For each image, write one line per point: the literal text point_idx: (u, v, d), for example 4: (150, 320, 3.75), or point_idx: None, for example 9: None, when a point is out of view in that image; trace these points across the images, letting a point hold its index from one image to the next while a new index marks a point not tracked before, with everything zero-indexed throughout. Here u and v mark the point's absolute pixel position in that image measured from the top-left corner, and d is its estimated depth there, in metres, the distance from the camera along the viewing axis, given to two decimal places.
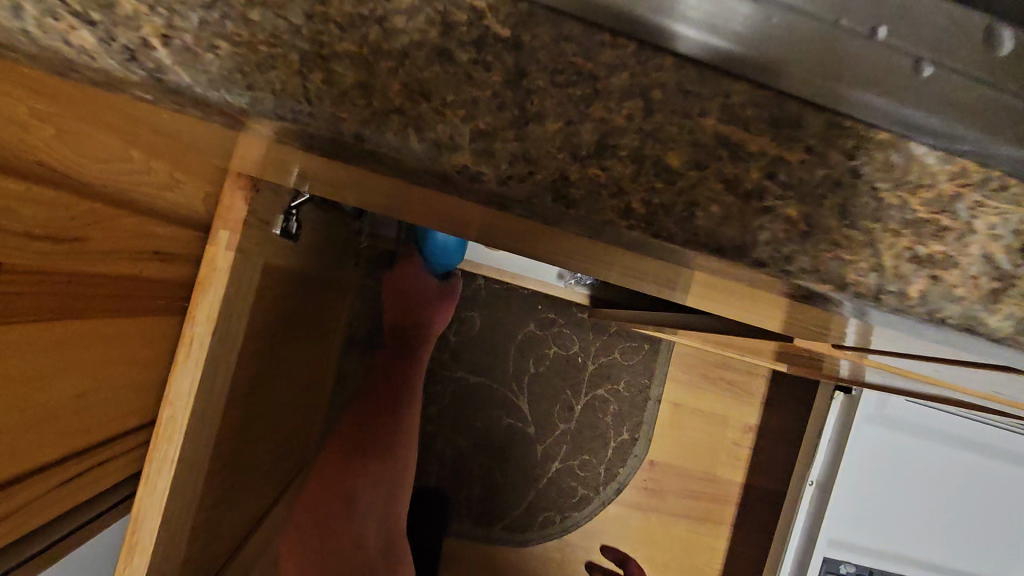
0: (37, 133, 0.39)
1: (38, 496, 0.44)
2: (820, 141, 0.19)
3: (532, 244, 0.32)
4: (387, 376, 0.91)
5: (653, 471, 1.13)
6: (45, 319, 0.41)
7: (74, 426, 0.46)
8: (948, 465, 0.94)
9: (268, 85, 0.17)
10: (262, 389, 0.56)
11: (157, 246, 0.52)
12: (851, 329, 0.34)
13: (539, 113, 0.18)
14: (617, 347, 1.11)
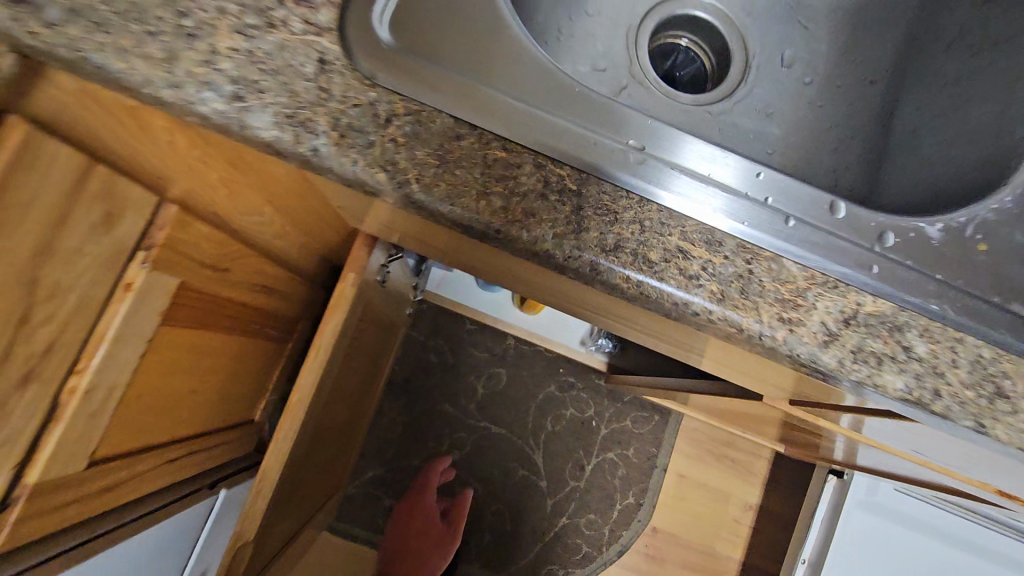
0: (216, 193, 0.55)
1: (150, 430, 0.62)
2: (740, 266, 0.29)
3: (566, 299, 0.47)
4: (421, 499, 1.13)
5: (656, 538, 1.19)
6: (190, 313, 0.61)
7: (181, 386, 0.66)
8: (924, 554, 1.01)
9: (425, 190, 0.28)
10: (329, 399, 0.73)
11: (258, 276, 0.74)
12: (787, 382, 0.48)
13: (582, 228, 0.29)
14: (629, 416, 1.21)
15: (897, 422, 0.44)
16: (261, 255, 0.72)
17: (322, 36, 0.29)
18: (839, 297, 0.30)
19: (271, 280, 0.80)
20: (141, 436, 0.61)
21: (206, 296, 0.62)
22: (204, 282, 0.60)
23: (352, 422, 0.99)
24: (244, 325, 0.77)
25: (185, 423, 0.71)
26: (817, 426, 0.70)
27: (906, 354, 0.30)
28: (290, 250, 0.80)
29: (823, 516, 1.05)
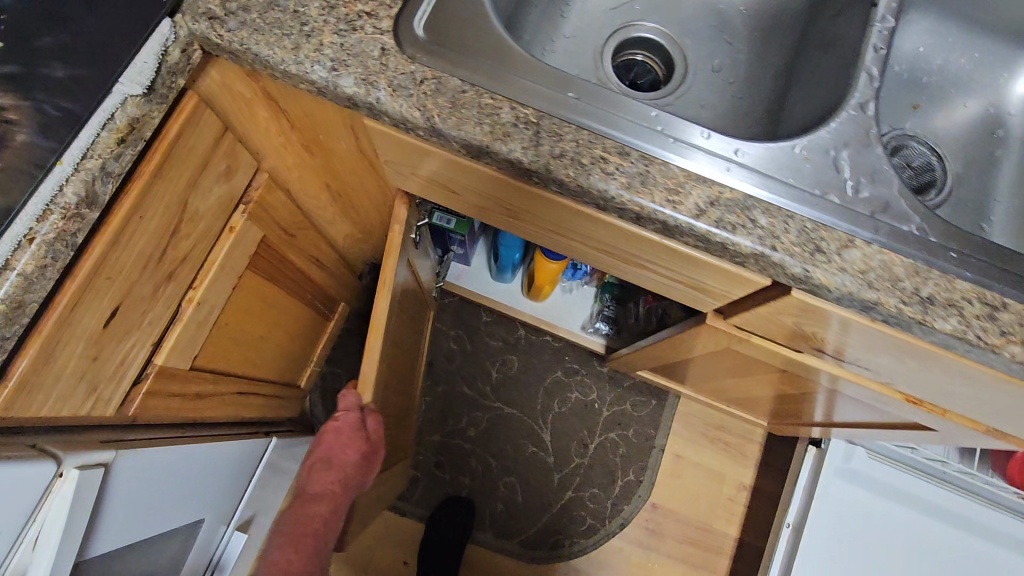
0: (292, 172, 0.75)
1: (231, 358, 0.80)
2: (639, 167, 0.46)
3: (546, 232, 0.64)
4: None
5: (655, 514, 1.29)
6: (266, 265, 0.79)
7: (256, 329, 0.84)
8: (897, 522, 1.09)
9: (442, 122, 0.46)
10: (392, 345, 0.89)
11: (314, 251, 0.94)
12: (713, 298, 0.63)
13: (539, 143, 0.46)
14: (628, 400, 1.35)
15: (795, 318, 0.56)
16: (318, 234, 0.92)
17: (382, 35, 0.48)
18: (706, 187, 0.47)
19: (323, 258, 0.99)
20: (225, 361, 0.78)
21: (279, 255, 0.81)
22: (279, 242, 0.80)
23: (409, 389, 1.14)
24: (301, 292, 0.95)
25: (254, 364, 0.88)
26: (769, 368, 0.84)
27: (753, 224, 0.46)
28: (338, 234, 1.00)
29: (805, 483, 1.12)
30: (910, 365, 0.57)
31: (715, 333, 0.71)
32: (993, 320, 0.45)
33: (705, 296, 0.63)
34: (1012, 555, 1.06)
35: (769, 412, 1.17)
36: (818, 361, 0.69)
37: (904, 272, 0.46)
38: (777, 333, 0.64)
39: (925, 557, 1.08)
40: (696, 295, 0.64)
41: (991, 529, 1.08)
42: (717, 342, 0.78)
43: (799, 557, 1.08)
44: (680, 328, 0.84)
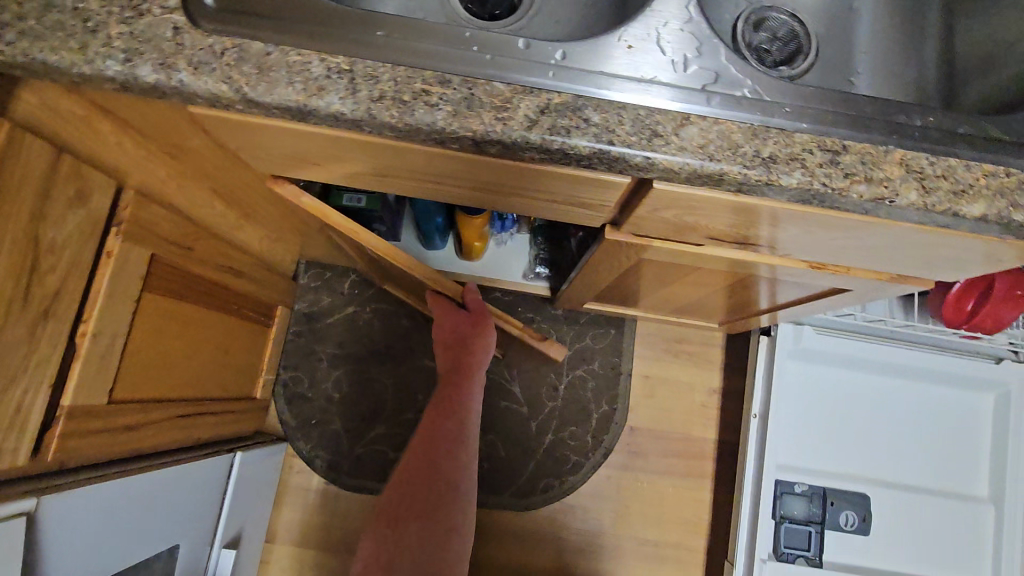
0: (168, 184, 0.73)
1: (160, 383, 0.79)
2: (463, 92, 0.46)
3: (421, 182, 0.64)
4: (412, 484, 0.81)
5: (635, 436, 1.33)
6: (168, 283, 0.78)
7: (180, 349, 0.83)
8: (847, 385, 1.19)
9: (250, 90, 0.45)
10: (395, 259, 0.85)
11: (225, 260, 0.92)
12: (596, 211, 0.63)
13: (354, 90, 0.45)
14: (587, 335, 1.37)
15: (673, 209, 0.57)
16: (222, 241, 0.90)
17: (171, 14, 0.46)
18: (532, 98, 0.46)
19: (239, 263, 0.97)
20: (153, 387, 0.78)
21: (180, 272, 0.80)
22: (176, 258, 0.78)
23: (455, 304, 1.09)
24: (223, 303, 0.94)
25: (189, 384, 0.87)
26: (689, 269, 0.85)
27: (586, 123, 0.46)
28: (248, 237, 0.98)
29: (763, 372, 1.16)
30: (792, 230, 0.58)
31: (620, 245, 0.72)
32: (834, 165, 0.46)
33: (589, 211, 0.64)
34: (932, 388, 1.21)
35: (717, 313, 1.20)
36: (719, 250, 0.71)
37: (743, 137, 0.46)
38: (670, 231, 0.65)
39: (874, 409, 1.19)
40: (582, 211, 0.64)
41: (930, 369, 1.17)
42: (628, 255, 0.79)
43: (767, 443, 1.13)
44: (595, 252, 0.84)
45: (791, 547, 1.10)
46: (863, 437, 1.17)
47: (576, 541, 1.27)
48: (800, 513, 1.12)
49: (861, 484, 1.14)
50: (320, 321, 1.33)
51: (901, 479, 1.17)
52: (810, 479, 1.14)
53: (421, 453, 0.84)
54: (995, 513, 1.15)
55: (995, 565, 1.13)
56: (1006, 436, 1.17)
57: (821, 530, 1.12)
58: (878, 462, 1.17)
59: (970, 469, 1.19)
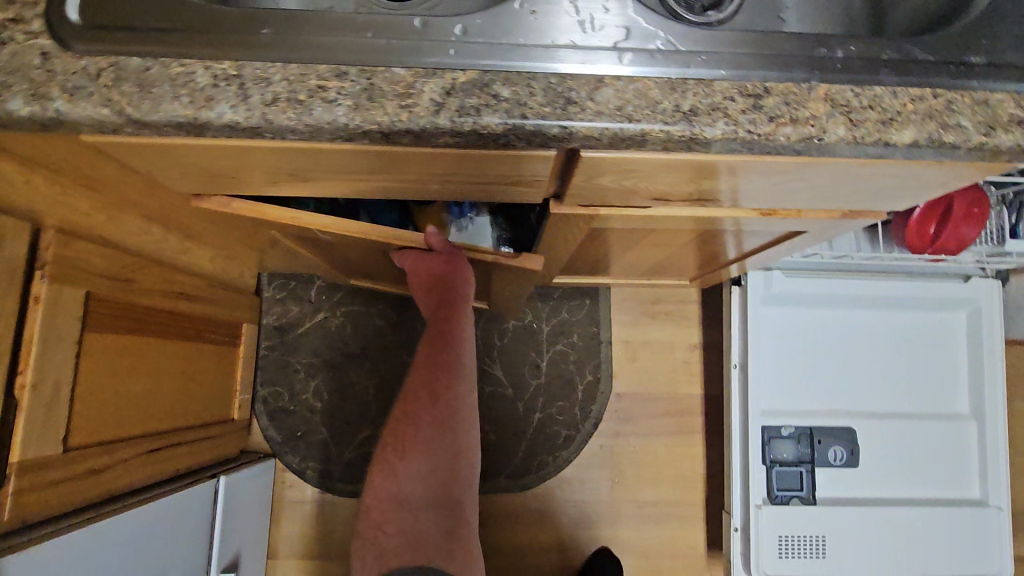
0: (94, 219, 0.70)
1: (124, 422, 0.77)
2: (361, 82, 0.43)
3: (351, 183, 0.61)
4: (412, 424, 0.75)
5: (623, 402, 1.33)
6: (114, 320, 0.75)
7: (140, 384, 0.80)
8: (823, 323, 1.19)
9: (133, 109, 0.42)
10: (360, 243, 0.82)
11: (174, 287, 0.89)
12: (534, 189, 0.62)
13: (245, 96, 0.42)
14: (563, 308, 1.36)
15: (608, 175, 0.55)
16: (167, 268, 0.87)
17: (37, 39, 0.43)
18: (435, 80, 0.43)
19: (191, 287, 0.94)
20: (116, 427, 0.75)
21: (125, 306, 0.77)
22: (117, 293, 0.75)
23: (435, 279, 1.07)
24: (180, 331, 0.91)
25: (156, 418, 0.85)
26: (647, 231, 0.84)
27: (496, 99, 0.43)
28: (197, 259, 0.95)
29: (738, 322, 1.16)
30: (732, 181, 0.57)
31: (569, 217, 0.70)
32: (757, 109, 0.44)
33: (528, 190, 0.62)
34: (908, 313, 1.21)
35: (687, 269, 1.20)
36: (668, 211, 0.69)
37: (661, 92, 0.44)
38: (614, 198, 0.63)
39: (852, 343, 1.19)
40: (520, 191, 0.62)
41: (901, 297, 1.18)
42: (580, 228, 0.77)
43: (750, 390, 1.14)
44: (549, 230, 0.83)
45: (785, 489, 1.12)
46: (844, 372, 1.18)
47: (577, 512, 1.28)
48: (790, 454, 1.13)
49: (845, 418, 1.16)
50: (292, 333, 1.31)
51: (885, 407, 1.18)
52: (796, 420, 1.15)
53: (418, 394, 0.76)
54: (978, 427, 1.17)
55: (983, 477, 1.16)
56: (982, 351, 1.18)
57: (812, 468, 1.14)
58: (860, 394, 1.18)
59: (950, 387, 1.20)
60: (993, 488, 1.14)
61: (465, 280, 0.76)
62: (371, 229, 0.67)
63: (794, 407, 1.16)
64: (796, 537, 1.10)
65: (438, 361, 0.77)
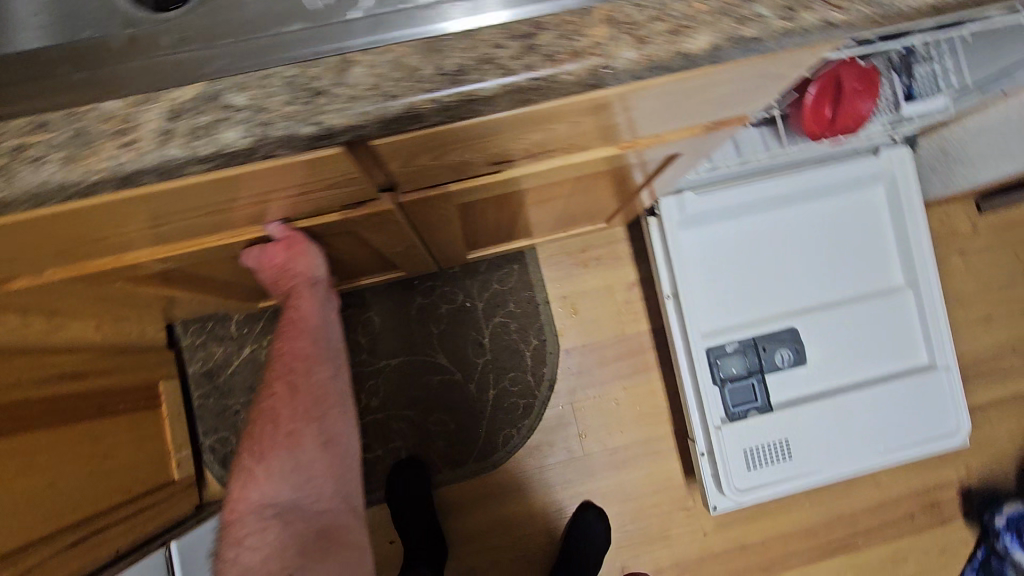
0: None
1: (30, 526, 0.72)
2: (68, 129, 0.37)
3: (162, 233, 0.56)
4: (271, 423, 0.72)
5: (574, 356, 1.31)
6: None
7: (41, 482, 0.75)
8: (746, 232, 1.17)
9: None
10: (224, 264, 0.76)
11: (54, 371, 0.83)
12: (363, 190, 0.56)
13: None
14: (493, 280, 1.33)
15: (421, 155, 0.50)
16: (40, 352, 0.81)
17: None
18: (155, 106, 0.37)
19: (77, 367, 0.88)
20: (22, 535, 0.71)
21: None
22: None
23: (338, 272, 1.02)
24: (78, 413, 0.86)
25: (71, 509, 0.80)
26: (524, 193, 0.79)
27: (230, 109, 0.38)
28: (82, 334, 0.89)
29: (661, 251, 1.14)
30: (559, 128, 0.52)
31: (422, 201, 0.65)
32: (531, 51, 0.39)
33: (356, 191, 0.57)
34: (827, 200, 1.19)
35: (600, 211, 1.16)
36: (524, 171, 0.64)
37: (419, 57, 0.39)
38: (454, 174, 0.58)
39: (778, 244, 1.17)
40: (349, 192, 0.57)
41: (814, 188, 1.16)
42: (448, 208, 0.72)
43: (687, 316, 1.12)
44: (424, 222, 0.77)
45: (740, 403, 1.13)
46: (776, 275, 1.17)
47: (553, 474, 1.28)
48: (738, 369, 1.13)
49: (785, 320, 1.16)
50: (222, 375, 1.26)
51: (823, 299, 1.18)
52: (738, 335, 1.14)
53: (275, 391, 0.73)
54: (915, 295, 1.18)
55: (928, 341, 1.17)
56: (905, 219, 1.18)
57: (763, 377, 1.14)
58: (795, 293, 1.17)
59: (882, 263, 1.20)
60: (938, 349, 1.16)
61: (312, 266, 0.73)
62: (215, 240, 0.62)
63: (734, 323, 1.15)
64: (761, 447, 1.11)
65: (295, 353, 0.74)
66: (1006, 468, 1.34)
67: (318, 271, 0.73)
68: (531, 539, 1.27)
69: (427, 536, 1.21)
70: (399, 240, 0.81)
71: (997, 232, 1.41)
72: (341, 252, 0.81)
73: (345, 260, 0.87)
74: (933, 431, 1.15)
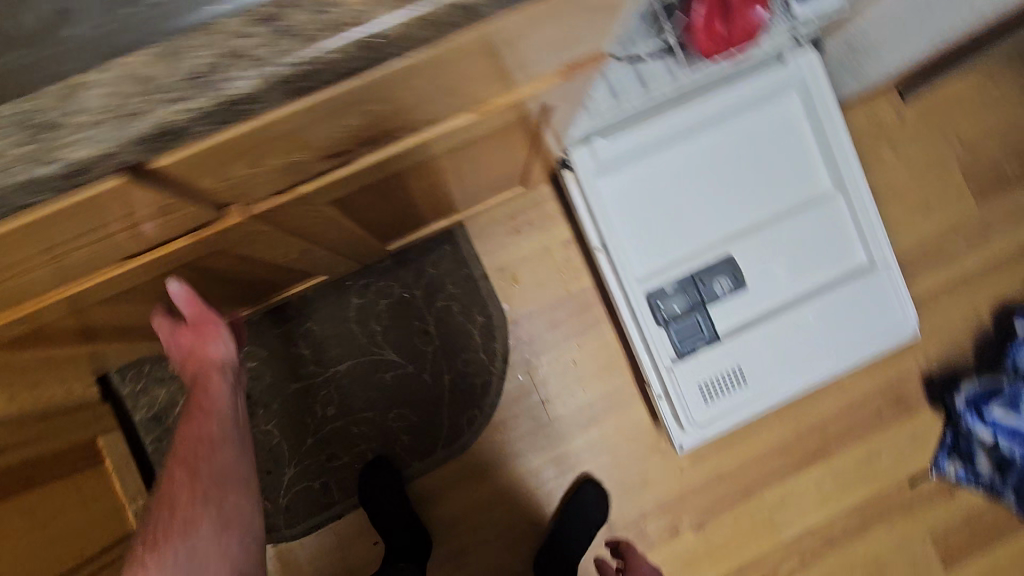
0: None
1: None
2: None
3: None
4: (168, 510, 0.64)
5: (522, 326, 1.30)
6: None
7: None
8: (666, 167, 1.13)
9: None
10: (103, 309, 0.72)
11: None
12: (199, 211, 0.53)
13: None
14: (427, 265, 1.29)
15: (233, 167, 0.46)
16: None
17: None
18: None
19: (14, 440, 0.86)
20: None
21: None
22: None
23: (251, 291, 0.98)
24: (18, 488, 0.83)
25: None
26: (404, 178, 0.75)
27: None
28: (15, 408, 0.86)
29: (582, 205, 1.10)
30: (380, 110, 0.48)
31: (280, 211, 0.61)
32: (282, 33, 0.35)
33: (191, 216, 0.53)
34: (743, 119, 1.16)
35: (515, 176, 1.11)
36: (380, 158, 0.60)
37: (155, 64, 0.34)
38: (295, 177, 0.54)
39: (700, 174, 1.14)
40: (183, 219, 0.53)
41: (726, 108, 1.12)
42: (320, 212, 0.68)
43: (620, 265, 1.10)
44: (306, 230, 0.73)
45: (688, 341, 1.12)
46: (703, 205, 1.14)
47: (523, 445, 1.28)
48: (680, 307, 1.12)
49: (719, 249, 1.14)
50: (170, 416, 1.22)
51: (755, 219, 1.16)
52: (674, 274, 1.12)
53: (175, 476, 0.66)
54: (845, 197, 1.16)
55: (865, 241, 1.16)
56: (824, 123, 1.14)
57: (706, 309, 1.13)
58: (725, 220, 1.15)
59: (808, 171, 1.18)
60: (875, 247, 1.15)
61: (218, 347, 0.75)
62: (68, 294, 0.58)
63: (669, 263, 1.13)
64: (714, 378, 1.11)
65: (200, 431, 0.68)
66: (964, 349, 1.35)
67: (223, 354, 0.75)
68: (513, 512, 1.28)
69: (408, 530, 1.21)
70: (286, 250, 0.77)
71: (924, 117, 1.38)
72: (229, 273, 0.77)
73: (240, 278, 0.83)
74: (880, 330, 1.15)
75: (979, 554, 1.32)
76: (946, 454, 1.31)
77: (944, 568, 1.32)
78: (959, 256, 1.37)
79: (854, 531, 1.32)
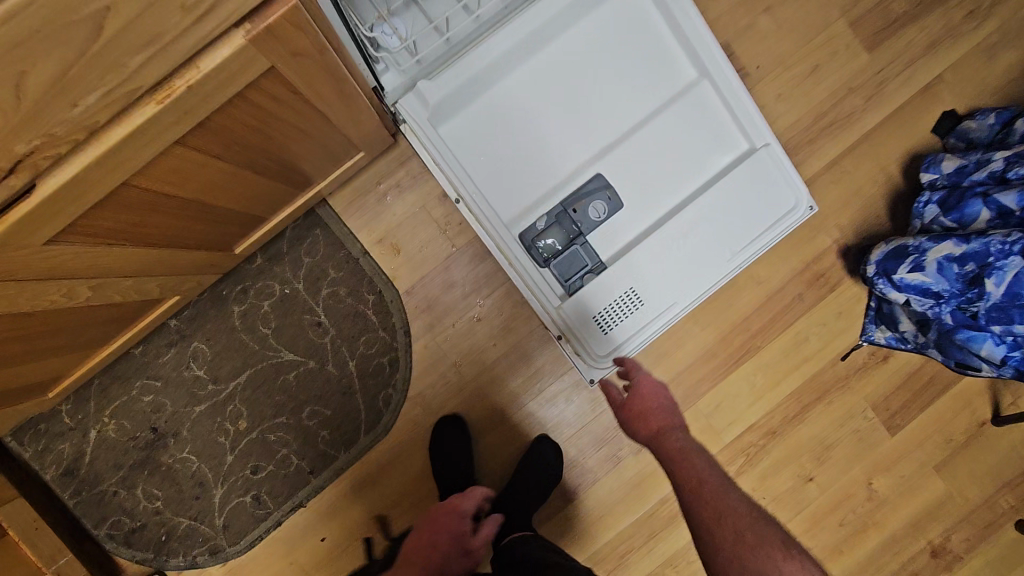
0: None
1: None
2: None
3: None
4: None
5: (417, 294, 1.23)
6: None
7: None
8: (510, 98, 1.04)
9: None
10: None
11: None
12: None
13: None
14: (301, 255, 1.21)
15: None
16: None
17: None
18: None
19: None
20: None
21: None
22: None
23: (93, 331, 0.92)
24: None
25: None
26: (163, 191, 0.66)
27: None
28: None
29: (428, 157, 1.01)
30: None
31: None
32: None
33: None
34: (582, 22, 1.04)
35: (352, 147, 1.02)
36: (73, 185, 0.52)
37: None
38: None
39: (547, 96, 1.05)
40: None
41: (557, 13, 1.00)
42: (58, 251, 0.61)
43: (483, 213, 1.03)
44: (70, 270, 0.66)
45: (574, 274, 1.06)
46: (559, 129, 1.06)
47: (446, 412, 1.25)
48: (558, 242, 1.05)
49: (585, 170, 1.06)
50: (82, 467, 1.19)
51: (618, 130, 1.07)
52: (544, 208, 1.06)
53: None
54: (711, 82, 1.06)
55: (740, 124, 1.07)
56: (670, 5, 1.03)
57: (585, 238, 1.06)
58: (586, 139, 1.07)
59: (667, 62, 1.07)
60: (752, 129, 1.06)
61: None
62: None
63: (536, 198, 1.06)
64: (609, 307, 1.05)
65: None
66: (881, 212, 1.28)
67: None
68: None
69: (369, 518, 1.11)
70: (66, 292, 0.70)
71: None
72: (16, 329, 0.71)
73: (45, 328, 0.77)
74: (776, 215, 1.07)
75: (919, 411, 1.31)
76: (872, 321, 1.24)
77: (889, 434, 1.31)
78: (858, 114, 1.27)
79: (794, 418, 1.30)
